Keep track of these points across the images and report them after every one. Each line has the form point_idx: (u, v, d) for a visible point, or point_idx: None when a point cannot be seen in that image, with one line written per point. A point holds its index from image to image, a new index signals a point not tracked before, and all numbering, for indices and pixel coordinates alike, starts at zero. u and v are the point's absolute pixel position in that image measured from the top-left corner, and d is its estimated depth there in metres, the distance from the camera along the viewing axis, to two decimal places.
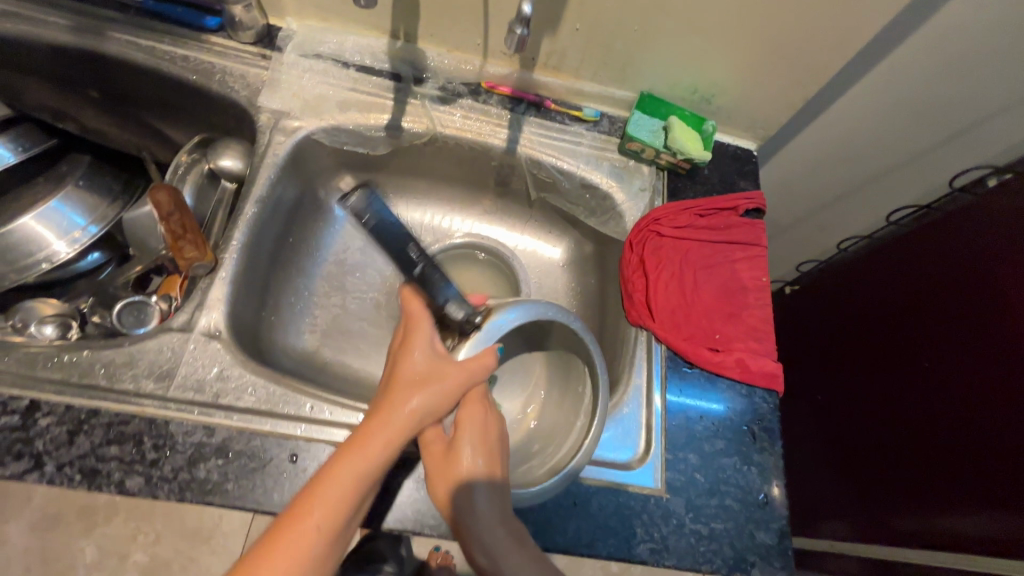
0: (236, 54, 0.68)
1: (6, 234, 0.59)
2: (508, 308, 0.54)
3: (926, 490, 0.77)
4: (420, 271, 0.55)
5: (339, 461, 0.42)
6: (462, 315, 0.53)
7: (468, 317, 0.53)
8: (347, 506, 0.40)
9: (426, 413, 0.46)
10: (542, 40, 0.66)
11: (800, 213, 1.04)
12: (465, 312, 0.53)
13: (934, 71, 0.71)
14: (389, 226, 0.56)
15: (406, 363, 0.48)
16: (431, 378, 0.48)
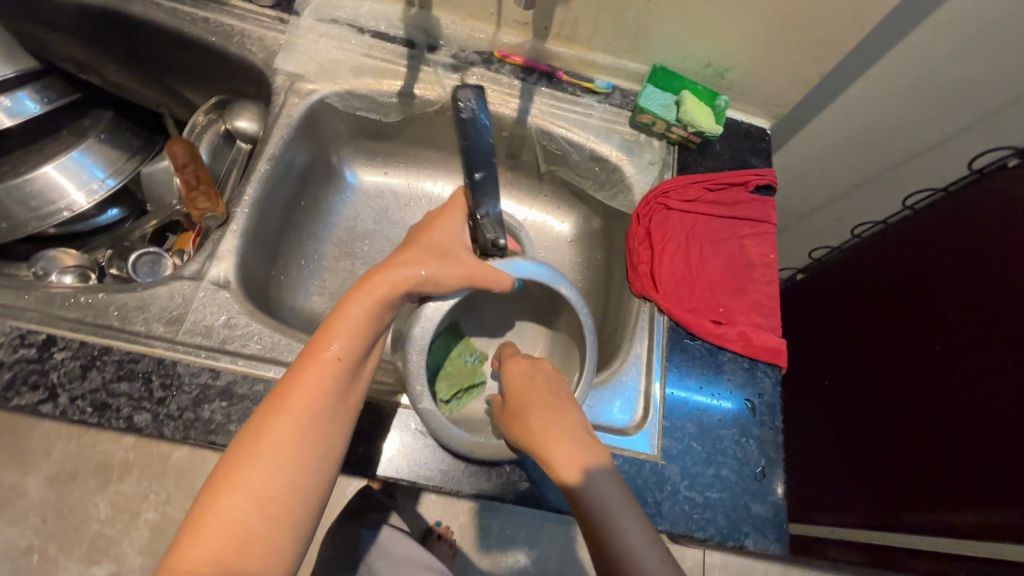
0: (254, 18, 0.69)
1: (29, 181, 0.61)
2: (535, 262, 0.57)
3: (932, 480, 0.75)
4: (479, 177, 0.52)
5: (344, 309, 0.45)
6: (492, 236, 0.53)
7: (499, 238, 0.53)
8: (352, 348, 0.43)
9: (436, 278, 0.49)
10: (555, 9, 0.66)
11: (816, 201, 1.02)
12: (497, 236, 0.53)
13: (957, 49, 0.69)
14: (477, 139, 0.54)
15: (425, 234, 0.52)
16: (443, 248, 0.51)
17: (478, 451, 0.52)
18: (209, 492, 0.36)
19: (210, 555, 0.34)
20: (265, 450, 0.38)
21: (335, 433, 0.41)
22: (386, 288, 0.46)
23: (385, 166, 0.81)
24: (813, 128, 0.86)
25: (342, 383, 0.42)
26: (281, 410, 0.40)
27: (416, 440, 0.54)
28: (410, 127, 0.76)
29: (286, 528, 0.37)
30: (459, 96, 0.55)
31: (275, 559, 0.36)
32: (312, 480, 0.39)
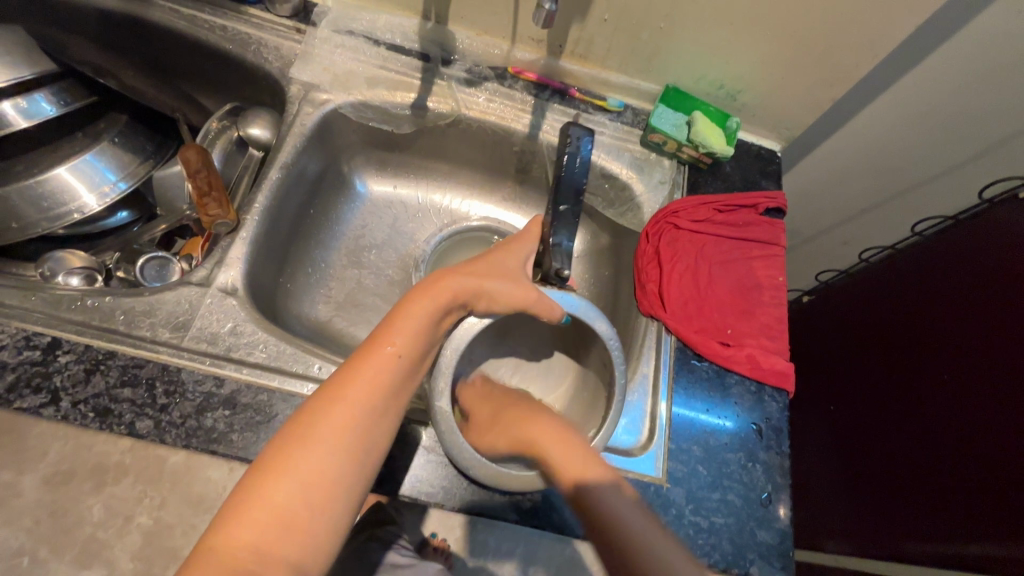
0: (272, 27, 0.70)
1: (41, 183, 0.61)
2: (587, 302, 0.57)
3: (941, 512, 0.74)
4: (564, 209, 0.60)
5: (406, 310, 0.47)
6: (557, 267, 0.58)
7: (563, 270, 0.58)
8: (411, 347, 0.45)
9: (494, 289, 0.51)
10: (570, 27, 0.67)
11: (823, 225, 1.02)
12: (561, 266, 0.58)
13: (968, 78, 0.69)
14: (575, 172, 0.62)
15: (496, 255, 0.55)
16: (503, 267, 0.53)
17: (476, 467, 0.49)
18: (260, 470, 0.38)
19: (253, 532, 0.35)
20: (317, 437, 0.39)
21: (380, 435, 0.42)
22: (449, 295, 0.49)
23: (395, 177, 0.81)
24: (823, 151, 0.86)
25: (397, 380, 0.44)
26: (338, 398, 0.41)
27: (420, 454, 0.53)
28: (422, 139, 0.76)
29: (327, 514, 0.38)
30: (569, 132, 0.62)
31: (313, 545, 0.36)
32: (357, 471, 0.40)
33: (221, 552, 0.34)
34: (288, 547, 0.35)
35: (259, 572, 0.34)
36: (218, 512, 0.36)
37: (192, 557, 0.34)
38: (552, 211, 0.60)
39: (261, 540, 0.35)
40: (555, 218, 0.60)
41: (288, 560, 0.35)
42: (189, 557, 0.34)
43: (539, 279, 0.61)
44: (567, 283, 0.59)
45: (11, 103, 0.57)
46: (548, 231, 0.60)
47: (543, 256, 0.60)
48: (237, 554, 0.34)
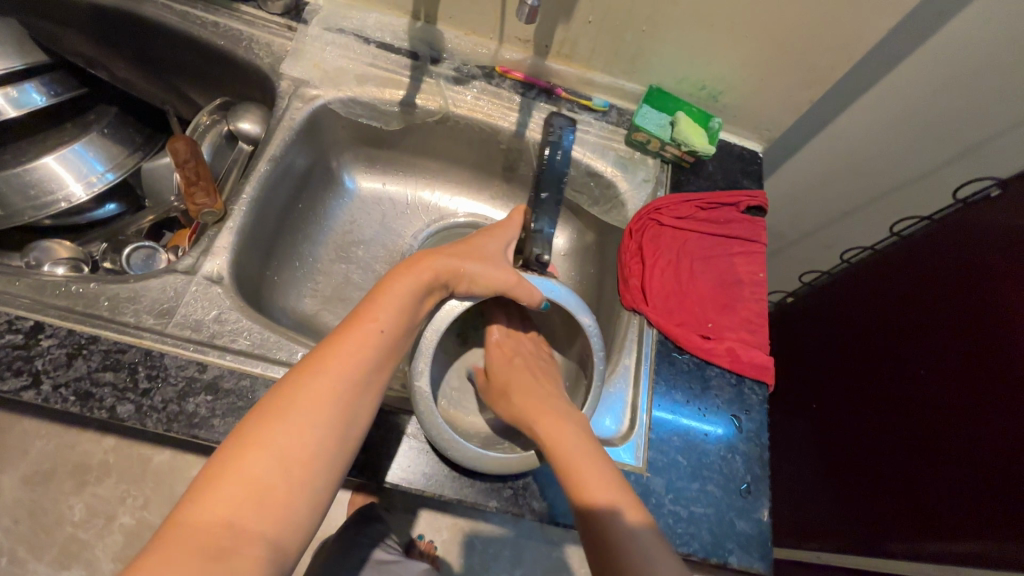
0: (263, 24, 0.71)
1: (28, 172, 0.62)
2: (569, 291, 0.60)
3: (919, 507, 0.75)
4: (544, 199, 0.64)
5: (388, 289, 0.48)
6: (537, 254, 0.63)
7: (543, 255, 0.63)
8: (392, 325, 0.46)
9: (474, 272, 0.53)
10: (555, 28, 0.69)
11: (807, 228, 1.04)
12: (541, 252, 0.63)
13: (941, 81, 0.71)
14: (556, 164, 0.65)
15: (477, 240, 0.57)
16: (485, 252, 0.55)
17: (457, 449, 0.50)
18: (236, 444, 0.38)
19: (228, 505, 0.35)
20: (294, 411, 0.39)
21: (362, 410, 0.43)
22: (430, 275, 0.50)
23: (384, 173, 0.82)
24: (804, 153, 0.88)
25: (378, 357, 0.45)
26: (317, 373, 0.41)
27: (401, 441, 0.53)
28: (410, 136, 0.77)
29: (304, 489, 0.38)
30: (553, 121, 0.67)
31: (289, 519, 0.37)
32: (336, 446, 0.40)
33: (196, 523, 0.34)
34: (263, 520, 0.36)
35: (233, 545, 0.34)
36: (191, 485, 0.36)
37: (166, 528, 0.34)
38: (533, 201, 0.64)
39: (235, 513, 0.35)
40: (536, 208, 0.64)
41: (264, 532, 0.35)
42: (160, 530, 0.34)
43: (519, 264, 0.65)
44: (547, 268, 0.64)
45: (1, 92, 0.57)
46: (529, 218, 0.64)
47: (524, 242, 0.65)
48: (211, 527, 0.34)
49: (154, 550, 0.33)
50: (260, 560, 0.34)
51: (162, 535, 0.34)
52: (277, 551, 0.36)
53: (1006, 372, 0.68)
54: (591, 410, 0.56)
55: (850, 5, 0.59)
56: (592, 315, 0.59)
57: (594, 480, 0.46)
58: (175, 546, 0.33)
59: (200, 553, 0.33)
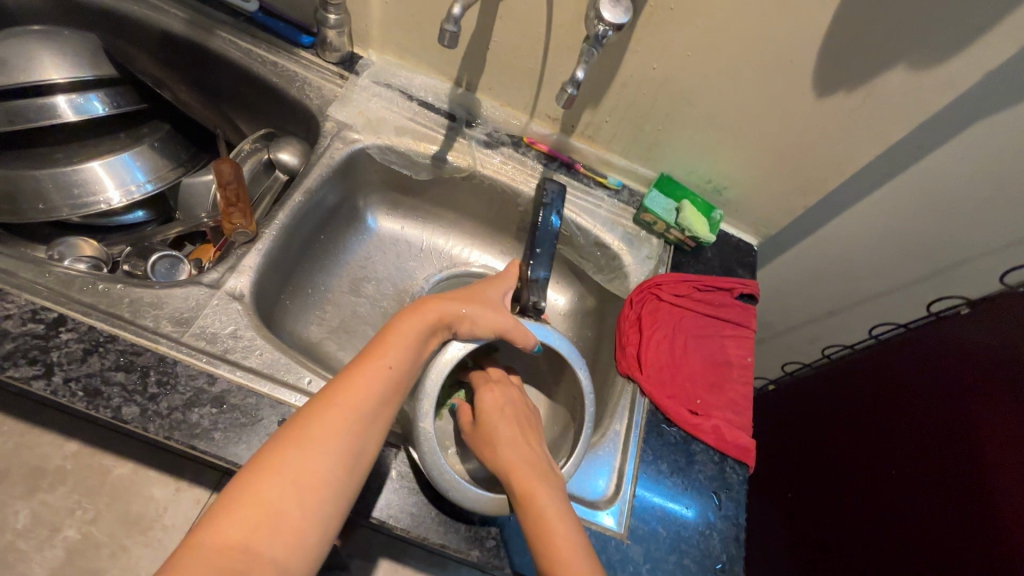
0: (318, 69, 0.78)
1: (74, 172, 0.65)
2: (561, 335, 0.62)
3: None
4: (540, 251, 0.69)
5: (398, 328, 0.50)
6: (535, 300, 0.66)
7: (540, 303, 0.66)
8: (401, 361, 0.48)
9: (474, 317, 0.56)
10: (584, 112, 0.76)
11: (792, 321, 1.09)
12: (538, 298, 0.66)
13: (919, 205, 0.79)
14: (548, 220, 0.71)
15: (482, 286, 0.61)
16: (486, 298, 0.59)
17: (453, 489, 0.50)
18: (251, 469, 0.39)
19: (241, 530, 0.36)
20: (308, 439, 0.41)
21: (371, 441, 0.44)
22: (434, 317, 0.53)
23: (405, 218, 0.86)
24: (794, 252, 0.95)
25: (388, 390, 0.46)
26: (331, 402, 0.43)
27: (394, 479, 0.54)
28: (435, 187, 0.82)
29: (313, 517, 0.39)
30: (545, 186, 0.73)
31: (297, 547, 0.38)
32: (346, 475, 0.41)
33: (208, 545, 0.35)
34: (273, 546, 0.37)
35: (246, 569, 0.35)
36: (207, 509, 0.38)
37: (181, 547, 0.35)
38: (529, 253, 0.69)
39: (248, 537, 0.36)
40: (532, 259, 0.69)
41: (274, 558, 0.36)
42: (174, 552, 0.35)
43: (516, 312, 0.67)
44: (542, 315, 0.67)
45: (65, 98, 0.62)
46: (525, 267, 0.68)
47: (521, 291, 0.68)
48: (224, 549, 0.35)
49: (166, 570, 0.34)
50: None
51: (176, 555, 0.35)
52: None
53: (973, 483, 0.72)
54: (579, 462, 0.57)
55: (842, 132, 0.67)
56: (586, 366, 0.61)
57: (565, 542, 0.46)
58: (190, 568, 0.34)
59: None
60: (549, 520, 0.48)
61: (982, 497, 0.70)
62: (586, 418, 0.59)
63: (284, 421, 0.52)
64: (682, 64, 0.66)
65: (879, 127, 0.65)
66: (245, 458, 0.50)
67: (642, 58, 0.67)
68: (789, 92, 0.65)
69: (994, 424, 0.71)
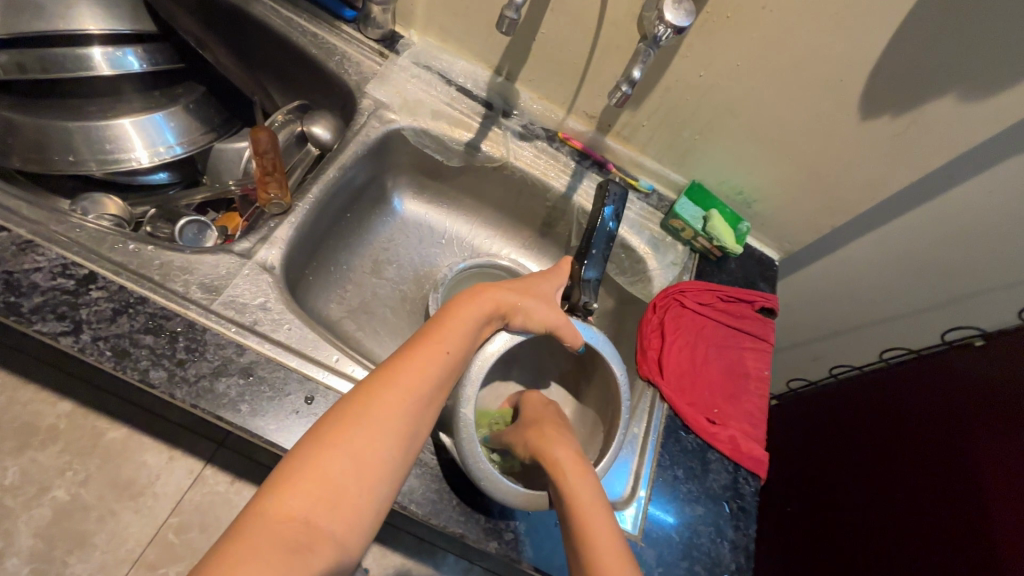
0: (358, 45, 0.76)
1: (104, 128, 0.63)
2: (604, 336, 0.62)
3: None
4: (594, 252, 0.67)
5: (455, 313, 0.52)
6: (585, 301, 0.66)
7: (590, 304, 0.66)
8: (457, 347, 0.50)
9: (528, 309, 0.57)
10: (622, 112, 0.76)
11: (799, 339, 1.10)
12: (589, 300, 0.66)
13: (941, 235, 0.80)
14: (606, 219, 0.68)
15: (534, 280, 0.61)
16: (539, 292, 0.59)
17: (484, 479, 0.50)
18: (313, 443, 0.40)
19: (305, 502, 0.38)
20: (369, 419, 0.42)
21: (426, 421, 0.45)
22: (491, 306, 0.54)
23: (431, 203, 0.86)
24: (811, 271, 0.96)
25: (443, 373, 0.48)
26: (390, 384, 0.45)
27: (416, 464, 0.53)
28: (465, 175, 0.82)
29: (371, 493, 0.40)
30: (608, 188, 0.69)
31: (355, 522, 0.39)
32: (402, 456, 0.43)
33: (275, 514, 0.37)
34: (334, 520, 0.38)
35: (310, 541, 0.36)
36: (270, 478, 0.39)
37: (247, 513, 0.37)
38: (581, 252, 0.67)
39: (311, 510, 0.38)
40: (583, 258, 0.67)
41: (335, 531, 0.38)
42: (238, 519, 0.37)
43: (565, 309, 0.68)
44: (590, 315, 0.68)
45: (101, 49, 0.61)
46: (578, 267, 0.66)
47: (571, 289, 0.67)
48: (289, 520, 0.37)
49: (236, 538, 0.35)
50: (330, 558, 0.37)
51: (245, 521, 0.36)
52: (344, 552, 0.38)
53: (974, 513, 0.74)
54: (610, 461, 0.57)
55: (880, 156, 0.68)
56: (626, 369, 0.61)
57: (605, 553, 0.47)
58: (258, 535, 0.35)
59: (282, 545, 0.35)
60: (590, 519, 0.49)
61: (982, 529, 0.72)
62: (620, 419, 0.59)
63: (312, 397, 0.51)
64: (729, 74, 0.66)
65: (918, 153, 0.65)
66: (271, 432, 0.49)
67: (689, 64, 0.67)
68: (834, 111, 0.65)
69: (1000, 457, 0.73)
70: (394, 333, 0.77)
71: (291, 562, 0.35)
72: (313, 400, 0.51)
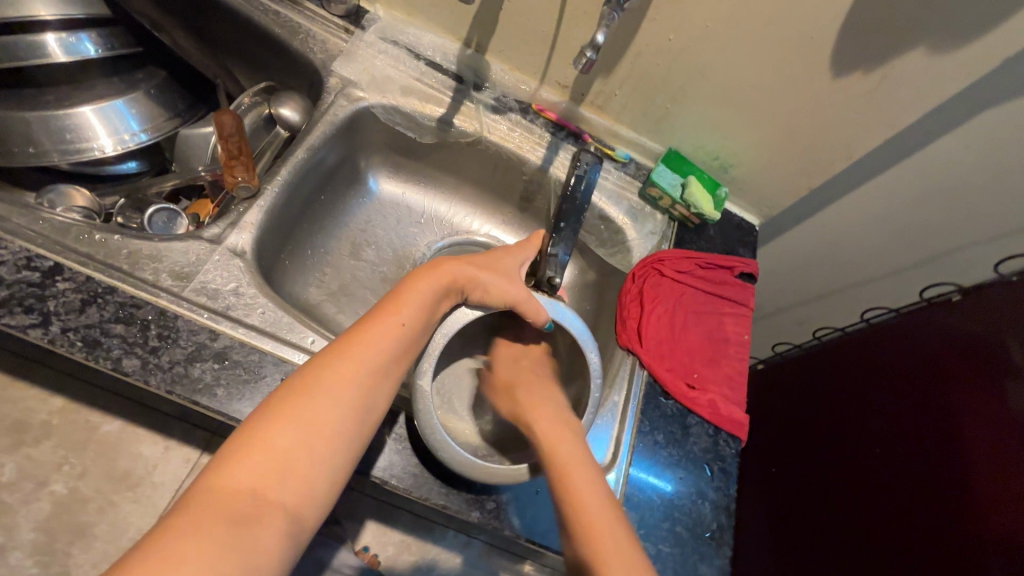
0: (322, 22, 0.75)
1: (66, 117, 0.62)
2: (576, 314, 0.61)
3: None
4: (564, 226, 0.67)
5: (412, 287, 0.52)
6: (550, 276, 0.67)
7: (555, 279, 0.67)
8: (413, 320, 0.50)
9: (488, 282, 0.56)
10: (595, 80, 0.74)
11: (784, 304, 1.11)
12: (553, 275, 0.67)
13: (919, 193, 0.80)
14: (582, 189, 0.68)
15: (498, 255, 0.61)
16: (501, 267, 0.59)
17: (448, 453, 0.50)
18: (261, 420, 0.41)
19: (251, 477, 0.38)
20: (319, 393, 0.43)
21: (380, 395, 0.46)
22: (448, 279, 0.54)
23: (407, 182, 0.85)
24: (792, 235, 0.96)
25: (398, 347, 0.48)
26: (343, 358, 0.45)
27: (395, 441, 0.54)
28: (440, 152, 0.81)
29: (323, 467, 0.41)
30: (581, 157, 0.70)
31: (306, 496, 0.40)
32: (352, 428, 0.43)
33: (221, 489, 0.37)
34: (283, 493, 0.39)
35: (255, 515, 0.37)
36: (218, 454, 0.40)
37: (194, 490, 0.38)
38: (551, 226, 0.68)
39: (258, 484, 0.38)
40: (553, 232, 0.67)
41: (284, 505, 0.39)
42: (187, 494, 0.37)
43: (532, 283, 0.69)
44: (556, 290, 0.69)
45: (55, 36, 0.59)
46: (546, 242, 0.67)
47: (538, 264, 0.69)
48: (236, 496, 0.37)
49: (179, 512, 0.36)
50: (279, 530, 0.38)
51: (192, 496, 0.37)
52: (296, 524, 0.39)
53: (950, 466, 0.75)
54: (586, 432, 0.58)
55: (854, 115, 0.67)
56: (598, 351, 0.59)
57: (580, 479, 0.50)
58: (204, 510, 0.36)
59: (226, 520, 0.36)
60: (565, 457, 0.52)
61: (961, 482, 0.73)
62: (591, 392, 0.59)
63: (288, 378, 0.52)
64: (699, 36, 0.65)
65: (892, 110, 0.65)
66: (249, 414, 0.49)
67: (659, 28, 0.65)
68: (806, 70, 0.64)
69: (978, 411, 0.74)
70: None
71: (236, 535, 0.36)
72: None
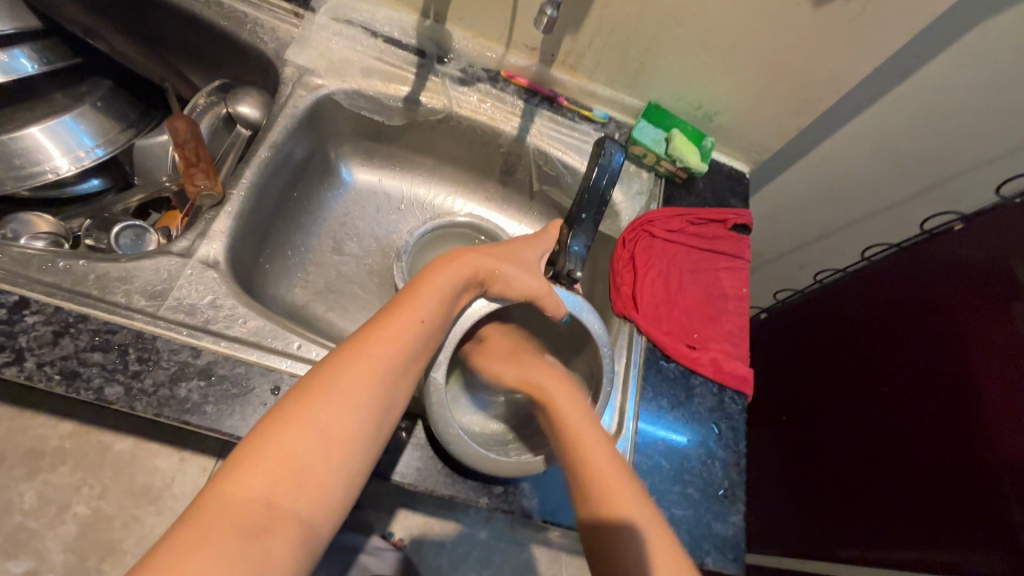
0: (269, 9, 0.71)
1: (12, 140, 0.60)
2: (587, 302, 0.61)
3: (882, 529, 0.80)
4: (584, 218, 0.64)
5: (430, 281, 0.51)
6: (570, 269, 0.65)
7: (575, 272, 0.65)
8: (432, 316, 0.49)
9: (506, 275, 0.57)
10: (564, 38, 0.70)
11: (783, 249, 1.08)
12: (574, 268, 0.65)
13: (913, 120, 0.76)
14: (604, 176, 0.63)
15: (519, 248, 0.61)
16: (520, 258, 0.59)
17: (456, 445, 0.50)
18: (275, 422, 0.39)
19: (263, 483, 0.37)
20: (337, 391, 0.42)
21: (398, 397, 0.45)
22: (469, 271, 0.54)
23: (382, 168, 0.82)
24: (786, 178, 0.92)
25: (417, 343, 0.47)
26: (360, 357, 0.44)
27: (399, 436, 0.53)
28: (410, 133, 0.77)
29: (339, 471, 0.39)
30: (604, 146, 0.63)
31: (321, 502, 0.38)
32: (370, 430, 0.42)
33: (231, 496, 0.36)
34: (298, 501, 0.37)
35: (269, 524, 0.35)
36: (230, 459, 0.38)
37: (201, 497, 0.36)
38: (570, 216, 0.64)
39: (273, 490, 0.37)
40: (571, 224, 0.64)
41: (299, 512, 0.37)
42: (196, 503, 0.36)
43: (550, 275, 0.67)
44: (574, 283, 0.66)
45: None
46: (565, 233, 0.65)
47: (556, 255, 0.66)
48: (249, 503, 0.36)
49: (191, 522, 0.34)
50: (292, 539, 0.36)
51: (201, 504, 0.35)
52: (309, 533, 0.37)
53: (965, 395, 0.74)
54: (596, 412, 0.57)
55: (840, 45, 0.63)
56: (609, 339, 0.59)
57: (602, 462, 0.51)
58: (214, 518, 0.34)
59: (238, 531, 0.34)
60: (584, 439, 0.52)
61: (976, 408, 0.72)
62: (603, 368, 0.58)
63: (278, 388, 0.50)
64: None
65: (880, 36, 0.61)
66: (241, 428, 0.48)
67: None
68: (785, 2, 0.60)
69: (988, 337, 0.72)
70: (365, 308, 0.75)
71: (249, 547, 0.34)
72: (280, 390, 0.51)
